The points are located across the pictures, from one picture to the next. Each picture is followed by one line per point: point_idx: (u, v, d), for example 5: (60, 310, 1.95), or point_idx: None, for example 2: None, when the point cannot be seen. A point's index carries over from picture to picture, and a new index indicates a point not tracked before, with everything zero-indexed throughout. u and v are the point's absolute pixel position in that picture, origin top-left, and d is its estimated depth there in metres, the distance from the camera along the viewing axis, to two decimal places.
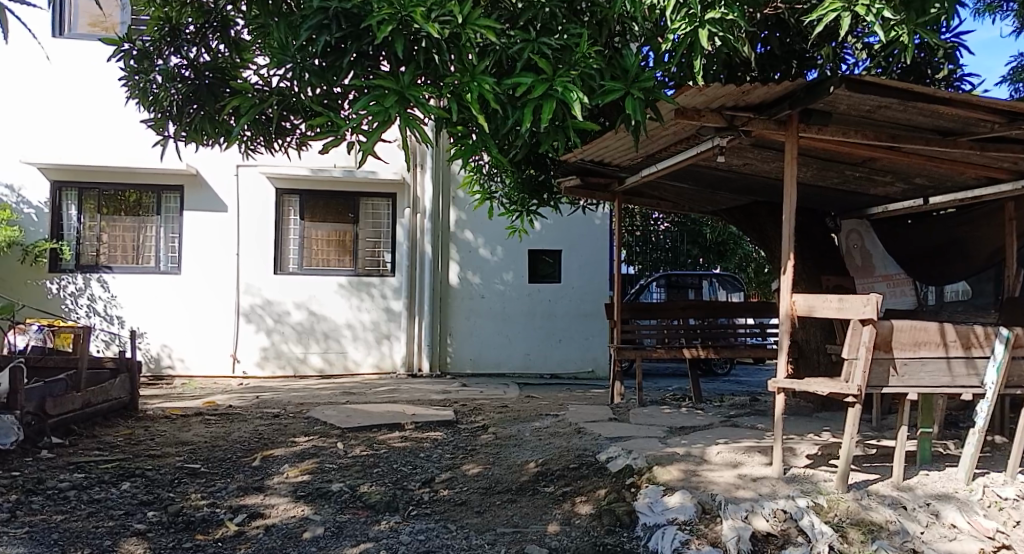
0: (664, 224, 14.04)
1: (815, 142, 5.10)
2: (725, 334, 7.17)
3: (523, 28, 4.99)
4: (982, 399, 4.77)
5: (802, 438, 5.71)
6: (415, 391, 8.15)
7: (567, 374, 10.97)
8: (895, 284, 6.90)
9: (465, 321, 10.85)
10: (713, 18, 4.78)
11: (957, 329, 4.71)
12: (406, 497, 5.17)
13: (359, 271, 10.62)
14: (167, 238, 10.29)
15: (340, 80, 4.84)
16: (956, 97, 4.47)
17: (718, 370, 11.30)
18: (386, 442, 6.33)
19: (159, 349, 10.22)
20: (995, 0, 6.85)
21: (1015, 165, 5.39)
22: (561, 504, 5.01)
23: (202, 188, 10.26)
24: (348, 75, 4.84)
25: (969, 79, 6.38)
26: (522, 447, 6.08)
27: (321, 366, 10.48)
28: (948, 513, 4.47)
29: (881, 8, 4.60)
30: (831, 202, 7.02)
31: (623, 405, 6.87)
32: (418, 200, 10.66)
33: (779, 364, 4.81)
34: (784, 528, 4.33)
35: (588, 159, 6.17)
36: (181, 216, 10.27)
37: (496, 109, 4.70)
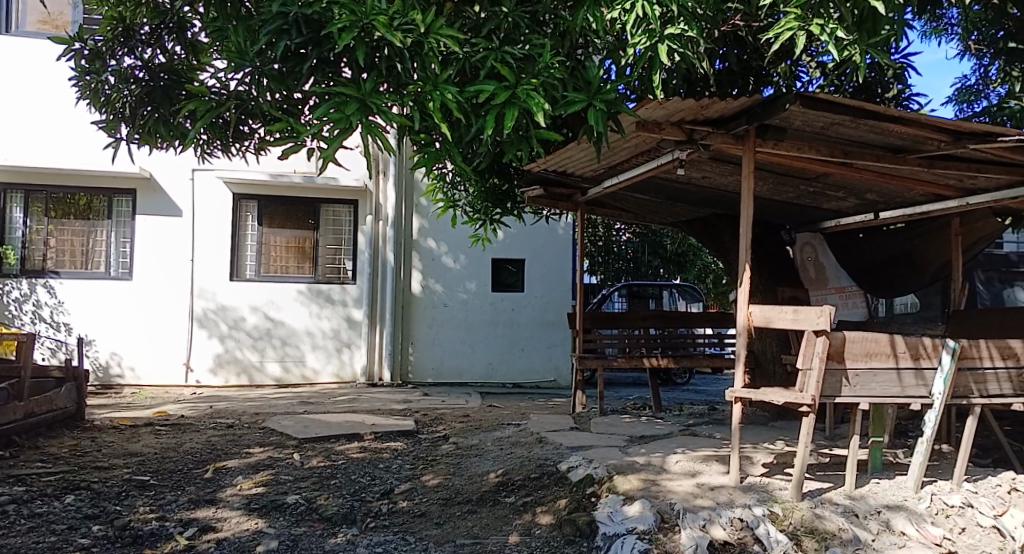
0: (626, 235, 14.33)
1: (772, 157, 5.23)
2: (685, 344, 7.20)
3: (486, 37, 5.06)
4: (930, 409, 4.90)
5: (758, 447, 5.80)
6: (376, 401, 8.05)
7: (530, 383, 10.96)
8: (848, 297, 7.08)
9: (427, 329, 10.77)
10: (673, 33, 4.90)
11: (906, 339, 4.84)
12: (364, 509, 5.11)
13: (319, 279, 10.46)
14: (118, 242, 10.02)
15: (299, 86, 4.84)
16: (905, 115, 4.61)
17: (677, 380, 11.44)
18: (344, 452, 6.22)
19: (108, 357, 9.90)
20: (942, 24, 6.96)
21: (961, 183, 5.58)
22: (521, 514, 5.01)
23: (155, 192, 10.01)
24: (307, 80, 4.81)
25: (918, 99, 6.60)
26: (483, 457, 6.04)
27: (279, 374, 10.29)
28: (898, 521, 4.59)
29: (834, 28, 4.75)
30: (786, 217, 7.19)
31: (584, 414, 6.88)
32: (380, 208, 10.60)
33: (736, 373, 4.90)
34: (740, 537, 4.39)
35: (551, 169, 6.20)
36: (133, 220, 10.00)
37: (459, 117, 4.70)
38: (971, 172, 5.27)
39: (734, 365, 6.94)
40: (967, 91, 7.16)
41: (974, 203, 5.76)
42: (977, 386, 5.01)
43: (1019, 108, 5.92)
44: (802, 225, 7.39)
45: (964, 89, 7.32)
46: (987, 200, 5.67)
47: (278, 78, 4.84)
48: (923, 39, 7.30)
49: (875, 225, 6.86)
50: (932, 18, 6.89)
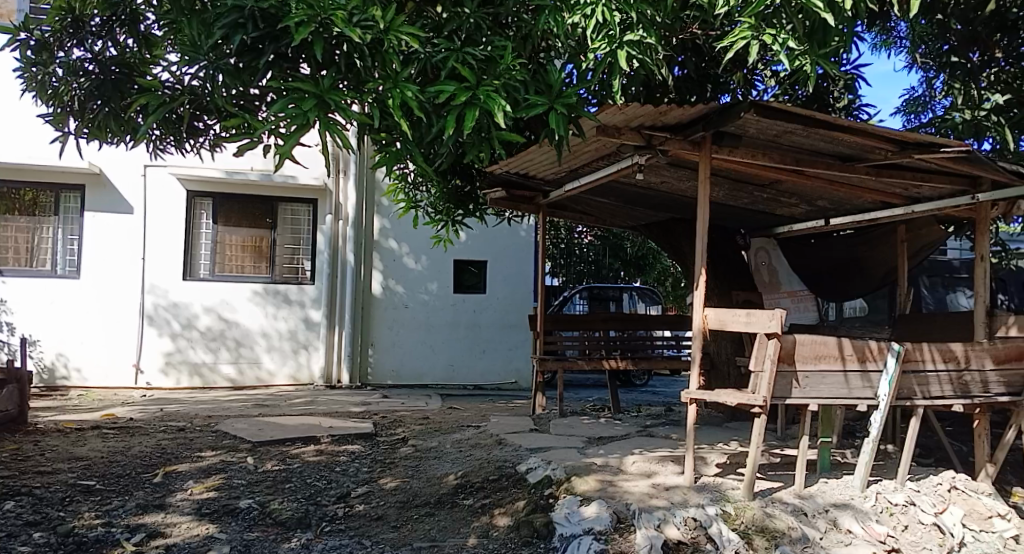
0: (587, 237, 14.40)
1: (728, 163, 5.32)
2: (643, 346, 7.34)
3: (448, 38, 5.06)
4: (876, 410, 5.01)
5: (712, 447, 5.91)
6: (333, 403, 7.94)
7: (490, 385, 10.95)
8: (800, 300, 7.22)
9: (387, 331, 10.69)
10: (631, 40, 4.97)
11: (853, 343, 4.98)
12: (320, 513, 5.05)
13: (277, 278, 10.30)
14: (65, 239, 9.82)
15: (257, 81, 4.75)
16: (853, 125, 4.74)
17: (636, 382, 11.63)
18: (299, 456, 6.13)
19: (53, 358, 9.66)
20: (892, 36, 7.10)
21: (907, 191, 5.77)
22: (479, 516, 5.01)
23: (105, 187, 9.84)
24: (264, 75, 4.75)
25: (867, 109, 6.83)
26: (442, 459, 6.01)
27: (233, 376, 10.10)
28: (845, 519, 4.72)
29: (786, 38, 4.89)
30: (740, 222, 7.34)
31: (543, 416, 6.91)
32: (340, 207, 10.46)
33: (691, 375, 4.96)
34: (693, 536, 4.46)
35: (513, 172, 6.23)
36: (81, 217, 9.83)
37: (419, 116, 4.68)
38: (916, 182, 5.44)
39: (690, 367, 7.06)
40: (915, 101, 7.23)
41: (920, 210, 5.95)
42: (920, 388, 5.14)
43: (962, 119, 6.04)
44: (757, 229, 7.51)
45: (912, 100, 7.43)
46: (931, 208, 5.86)
47: (233, 73, 4.73)
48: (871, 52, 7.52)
49: (826, 231, 7.08)
50: (881, 32, 7.09)
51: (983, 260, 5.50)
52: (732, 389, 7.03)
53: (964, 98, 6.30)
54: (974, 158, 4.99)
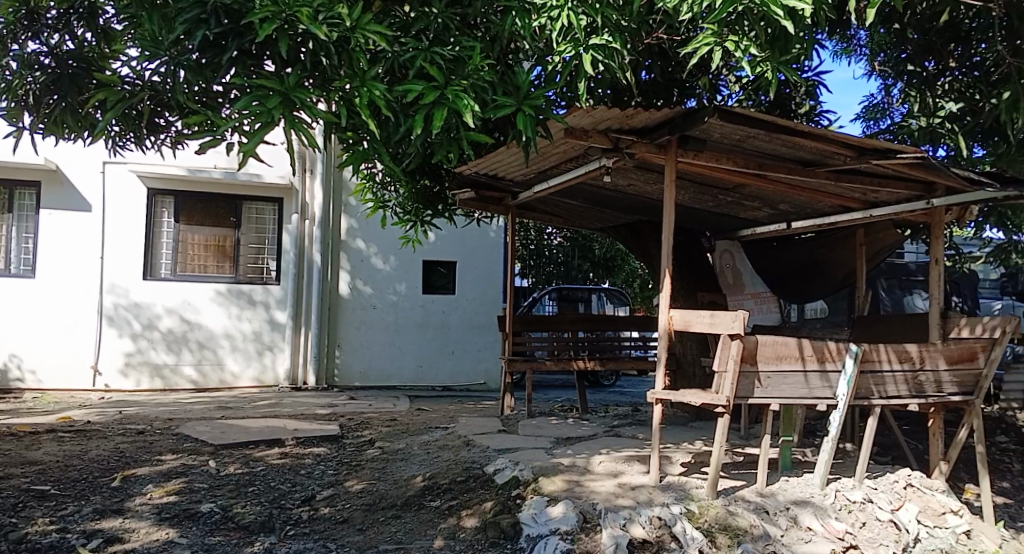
0: (557, 239, 14.46)
1: (693, 166, 5.39)
2: (612, 346, 7.44)
3: (416, 37, 5.04)
4: (835, 409, 5.13)
5: (678, 447, 5.98)
6: (299, 405, 7.85)
7: (459, 386, 10.94)
8: (762, 301, 7.25)
9: (354, 332, 10.62)
10: (596, 44, 5.00)
11: (813, 343, 5.07)
12: (283, 517, 4.99)
13: (241, 278, 10.20)
14: (20, 237, 9.72)
15: (220, 78, 4.62)
16: (815, 131, 4.84)
17: (604, 382, 11.73)
18: (263, 459, 6.04)
19: (6, 360, 9.51)
20: (852, 45, 7.28)
21: (864, 196, 5.92)
22: (446, 518, 4.99)
23: (61, 184, 9.68)
24: (228, 72, 4.64)
25: (827, 116, 7.00)
26: (410, 461, 5.99)
27: (195, 378, 9.99)
28: (805, 517, 4.81)
29: (748, 45, 4.94)
30: (703, 224, 7.45)
31: (512, 416, 6.93)
32: (306, 206, 10.39)
33: (656, 375, 5.01)
34: (658, 535, 4.50)
35: (483, 172, 6.23)
36: (36, 215, 9.69)
37: (387, 115, 4.66)
38: (873, 187, 5.58)
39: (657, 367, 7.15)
40: (873, 108, 7.40)
41: (877, 214, 6.09)
42: (877, 388, 5.25)
43: (918, 126, 6.32)
44: (721, 232, 7.66)
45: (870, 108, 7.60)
46: (888, 212, 6.01)
47: (197, 70, 4.57)
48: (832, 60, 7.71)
49: (789, 234, 7.24)
50: (842, 40, 7.28)
51: (938, 263, 5.65)
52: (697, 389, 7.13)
53: (921, 106, 6.40)
54: (930, 164, 5.09)
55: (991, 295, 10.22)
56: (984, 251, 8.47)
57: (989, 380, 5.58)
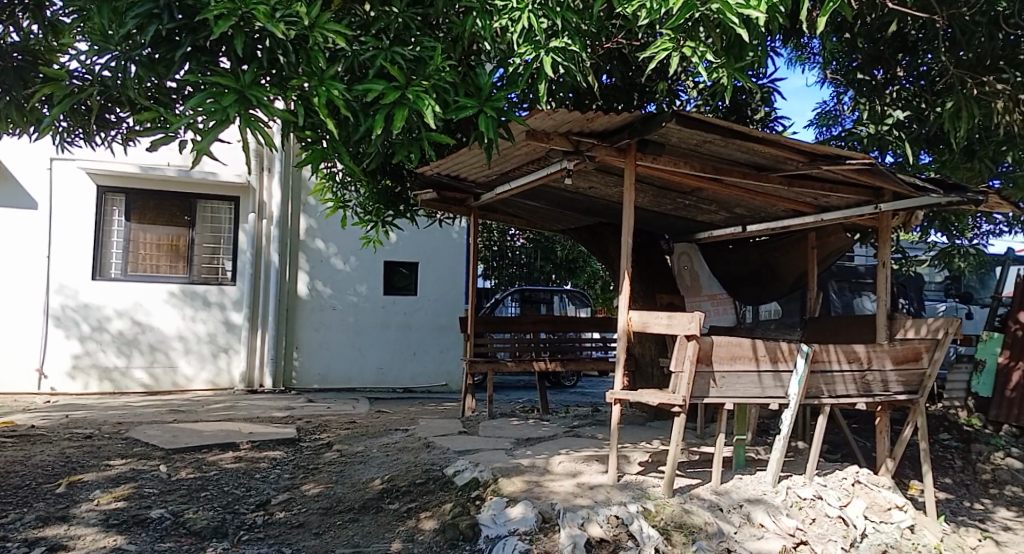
0: (520, 241, 14.52)
1: (651, 170, 5.48)
2: (573, 347, 7.51)
3: (376, 36, 5.04)
4: (786, 408, 5.26)
5: (636, 446, 6.07)
6: (254, 408, 7.77)
7: (420, 387, 10.96)
8: (719, 303, 7.56)
9: (313, 333, 10.56)
10: (557, 46, 5.05)
11: (766, 344, 5.19)
12: (237, 522, 4.95)
13: (195, 278, 10.07)
14: None
15: (173, 75, 4.57)
16: (768, 136, 4.96)
17: (565, 383, 11.83)
18: (216, 463, 5.97)
19: None
20: (806, 52, 7.44)
21: (817, 200, 6.07)
22: (405, 521, 5.00)
23: (6, 180, 9.40)
24: (181, 69, 4.60)
25: (782, 121, 7.16)
26: (368, 464, 5.98)
27: (147, 381, 9.82)
28: (758, 514, 4.92)
29: (704, 51, 5.07)
30: (663, 227, 7.59)
31: (473, 417, 6.96)
32: (263, 205, 10.31)
33: (615, 376, 5.07)
34: (616, 533, 4.56)
35: (444, 173, 6.24)
36: None
37: (346, 115, 4.66)
38: (824, 191, 5.73)
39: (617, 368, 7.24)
40: (826, 115, 7.57)
41: (828, 218, 6.26)
42: (827, 387, 5.41)
43: (866, 133, 6.44)
44: (680, 234, 7.79)
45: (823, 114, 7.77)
46: (838, 217, 6.18)
47: (148, 65, 4.52)
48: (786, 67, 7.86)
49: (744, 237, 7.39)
50: (796, 47, 7.44)
51: (885, 267, 5.82)
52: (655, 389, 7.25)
53: (869, 113, 6.47)
54: (878, 170, 5.22)
55: (939, 297, 10.55)
56: (929, 255, 8.82)
57: (932, 379, 5.73)
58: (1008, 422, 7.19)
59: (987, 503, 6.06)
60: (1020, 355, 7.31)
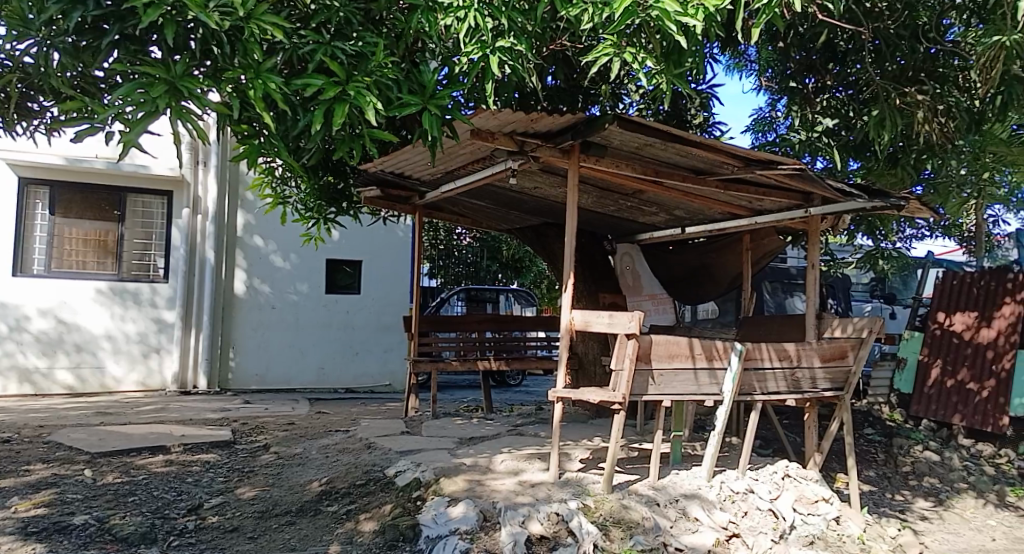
0: (467, 239, 14.45)
1: (594, 171, 5.55)
2: (517, 347, 7.51)
3: (316, 30, 4.94)
4: (721, 405, 5.39)
5: (577, 444, 6.14)
6: (187, 410, 7.53)
7: (363, 388, 10.83)
8: (660, 302, 7.59)
9: (250, 332, 10.30)
10: (502, 46, 5.08)
11: (702, 341, 5.31)
12: (167, 527, 4.79)
13: (124, 276, 9.72)
14: None
15: (100, 63, 4.41)
16: (706, 141, 5.06)
17: (510, 382, 11.86)
18: (145, 467, 5.76)
19: None
20: (743, 59, 7.62)
21: (751, 203, 6.24)
22: (343, 523, 4.93)
23: None
24: (108, 57, 4.42)
25: (719, 127, 7.35)
26: (306, 466, 5.86)
27: (71, 383, 9.38)
28: (692, 508, 5.04)
29: (645, 58, 5.15)
30: (603, 228, 7.69)
31: (416, 417, 6.91)
32: (198, 200, 10.01)
33: (556, 374, 5.08)
34: (556, 530, 4.59)
35: (388, 170, 6.17)
36: None
37: (284, 108, 4.56)
38: (759, 195, 5.89)
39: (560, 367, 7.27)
40: (763, 120, 7.74)
41: (762, 221, 6.46)
42: (759, 384, 5.57)
43: (798, 139, 6.67)
44: (621, 235, 7.91)
45: (760, 119, 7.95)
46: (771, 220, 6.38)
47: (72, 53, 4.36)
48: (725, 74, 8.04)
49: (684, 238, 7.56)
50: (734, 55, 7.61)
51: (814, 268, 6.04)
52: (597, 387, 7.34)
53: (801, 120, 6.72)
54: (807, 175, 5.40)
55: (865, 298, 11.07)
56: (855, 258, 9.15)
57: (857, 376, 5.93)
58: (927, 417, 7.51)
59: (907, 494, 6.35)
60: (937, 353, 7.69)
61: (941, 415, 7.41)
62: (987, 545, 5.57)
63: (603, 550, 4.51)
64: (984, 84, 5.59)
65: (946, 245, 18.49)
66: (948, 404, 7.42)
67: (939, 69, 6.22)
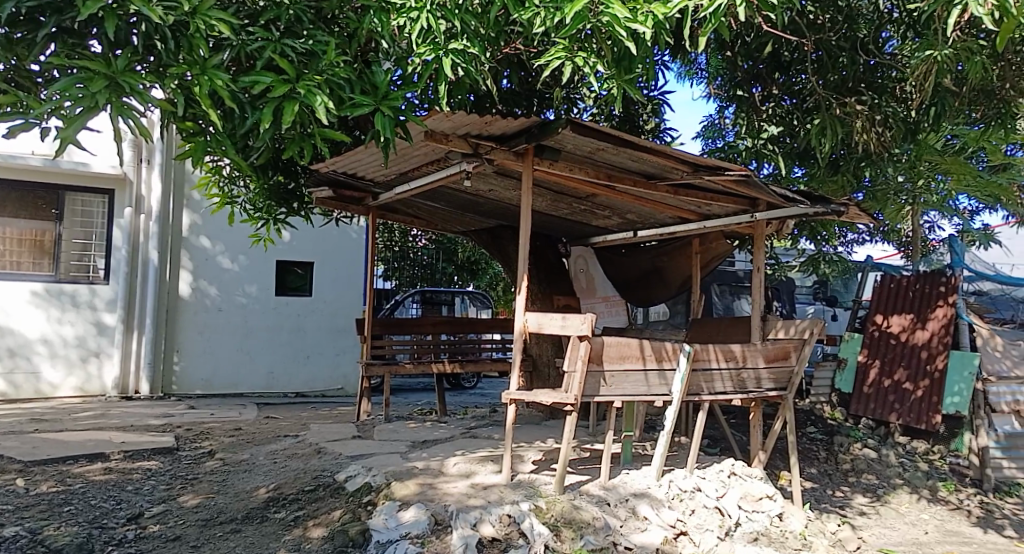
0: (423, 241, 14.37)
1: (547, 174, 5.58)
2: (473, 349, 7.57)
3: (265, 27, 4.83)
4: (670, 405, 5.46)
5: (531, 445, 6.17)
6: (129, 415, 7.29)
7: (314, 392, 10.66)
8: (612, 304, 7.74)
9: (196, 336, 10.03)
10: (455, 48, 5.04)
11: (652, 343, 5.37)
12: (104, 537, 4.62)
13: (61, 278, 9.37)
14: None
15: (34, 58, 4.20)
16: (657, 146, 5.12)
17: (464, 384, 11.85)
18: (82, 475, 5.55)
19: None
20: (694, 67, 7.82)
21: (701, 208, 6.35)
22: (291, 529, 4.82)
23: None
24: (45, 51, 4.24)
25: (669, 132, 7.48)
26: (253, 473, 5.74)
27: (4, 389, 9.00)
28: (642, 507, 5.09)
29: (596, 63, 5.15)
30: (558, 231, 7.74)
31: (368, 421, 6.83)
32: (141, 200, 9.68)
33: (511, 375, 5.09)
34: (507, 532, 4.59)
35: (340, 171, 6.09)
36: None
37: (231, 106, 4.45)
38: (708, 199, 6.01)
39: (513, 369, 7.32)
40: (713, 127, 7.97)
41: (711, 225, 6.59)
42: (706, 384, 5.67)
43: (745, 146, 7.01)
44: (576, 238, 7.98)
45: (709, 126, 8.17)
46: (720, 224, 6.50)
47: (6, 45, 4.11)
48: (676, 81, 8.21)
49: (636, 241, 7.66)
50: (685, 63, 7.79)
51: (759, 272, 6.18)
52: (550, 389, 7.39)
53: (748, 128, 7.00)
54: (753, 181, 5.51)
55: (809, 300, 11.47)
56: (799, 261, 9.47)
57: (800, 376, 6.09)
58: (866, 415, 7.79)
59: (847, 491, 6.56)
60: (876, 354, 7.98)
61: (878, 414, 7.67)
62: (921, 538, 5.79)
63: (553, 551, 4.52)
64: (918, 94, 5.89)
65: (886, 250, 19.20)
66: (885, 403, 7.69)
67: (877, 80, 6.44)
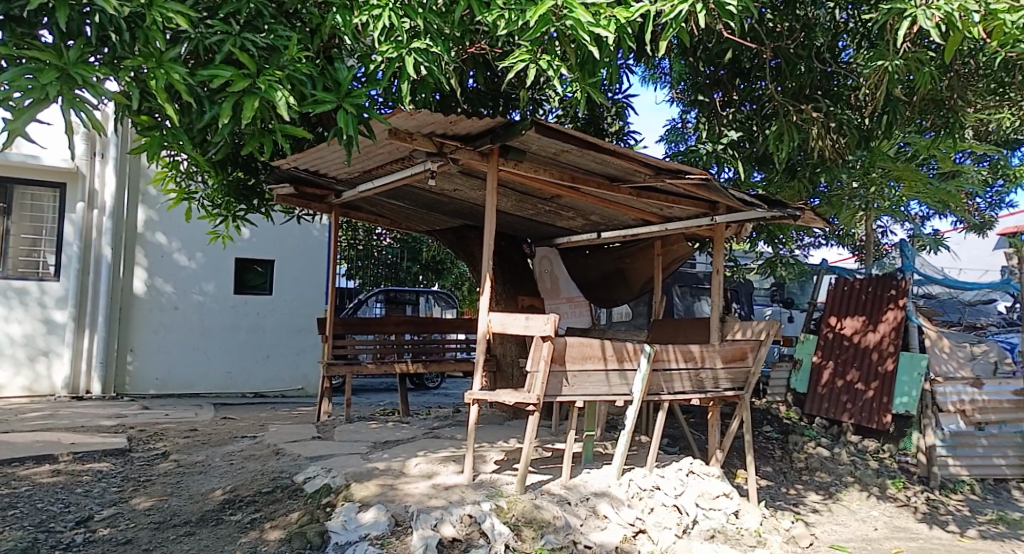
0: (387, 240, 14.28)
1: (511, 174, 5.59)
2: (437, 349, 7.55)
3: (224, 20, 4.71)
4: (631, 405, 5.51)
5: (493, 446, 6.16)
6: (79, 416, 7.08)
7: (273, 391, 10.48)
8: (576, 306, 7.76)
9: (150, 335, 9.80)
10: (419, 47, 5.00)
11: (614, 344, 5.40)
12: (51, 542, 4.48)
13: (9, 274, 9.09)
14: None
15: None
16: (619, 149, 5.15)
17: (428, 383, 11.81)
18: (29, 478, 5.37)
19: None
20: (658, 71, 7.89)
21: (663, 211, 6.42)
22: (248, 532, 4.73)
23: None
24: None
25: (633, 135, 7.53)
26: (209, 474, 5.62)
27: None
28: (602, 506, 5.13)
29: (559, 66, 5.14)
30: (522, 231, 7.75)
31: (329, 421, 6.75)
32: (94, 194, 9.44)
33: (474, 376, 5.08)
34: (468, 532, 4.57)
35: (302, 168, 5.99)
36: None
37: (189, 100, 4.34)
38: (670, 202, 6.08)
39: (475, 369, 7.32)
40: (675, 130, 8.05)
41: (672, 227, 6.66)
42: (666, 384, 5.73)
43: (705, 150, 7.06)
44: (541, 239, 8.00)
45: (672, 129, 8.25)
46: (681, 227, 6.58)
47: None
48: (639, 84, 8.28)
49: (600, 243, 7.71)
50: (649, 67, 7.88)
51: (718, 273, 6.27)
52: (512, 389, 7.41)
53: (709, 132, 7.10)
54: (713, 185, 5.58)
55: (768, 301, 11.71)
56: (758, 264, 9.65)
57: (756, 376, 6.22)
58: (819, 415, 8.04)
59: (800, 489, 6.71)
60: (830, 355, 8.20)
61: (831, 414, 7.92)
62: (870, 535, 5.95)
63: (514, 550, 4.52)
64: (872, 102, 6.06)
65: (842, 254, 19.71)
66: (838, 403, 7.93)
67: (833, 88, 6.60)
